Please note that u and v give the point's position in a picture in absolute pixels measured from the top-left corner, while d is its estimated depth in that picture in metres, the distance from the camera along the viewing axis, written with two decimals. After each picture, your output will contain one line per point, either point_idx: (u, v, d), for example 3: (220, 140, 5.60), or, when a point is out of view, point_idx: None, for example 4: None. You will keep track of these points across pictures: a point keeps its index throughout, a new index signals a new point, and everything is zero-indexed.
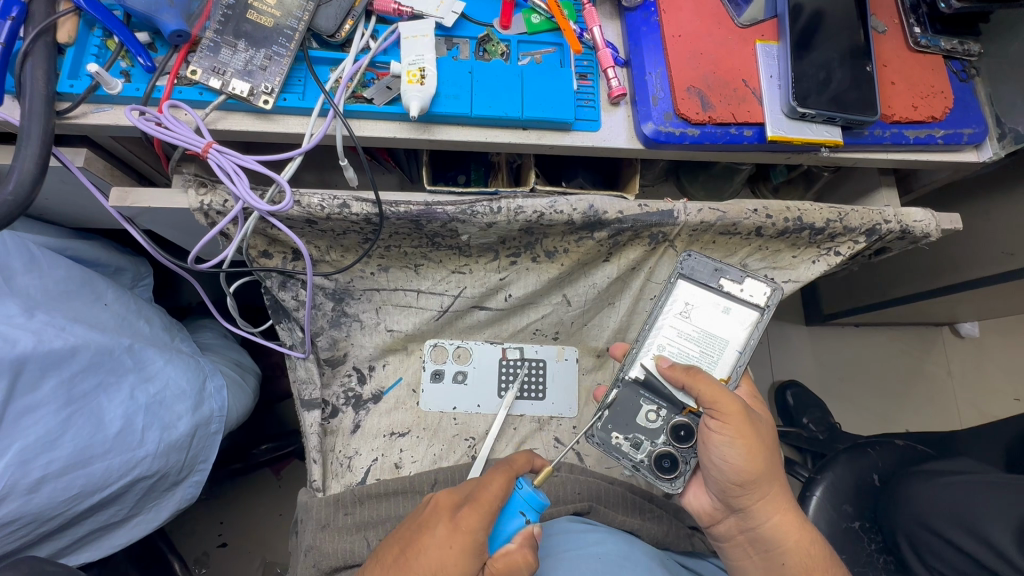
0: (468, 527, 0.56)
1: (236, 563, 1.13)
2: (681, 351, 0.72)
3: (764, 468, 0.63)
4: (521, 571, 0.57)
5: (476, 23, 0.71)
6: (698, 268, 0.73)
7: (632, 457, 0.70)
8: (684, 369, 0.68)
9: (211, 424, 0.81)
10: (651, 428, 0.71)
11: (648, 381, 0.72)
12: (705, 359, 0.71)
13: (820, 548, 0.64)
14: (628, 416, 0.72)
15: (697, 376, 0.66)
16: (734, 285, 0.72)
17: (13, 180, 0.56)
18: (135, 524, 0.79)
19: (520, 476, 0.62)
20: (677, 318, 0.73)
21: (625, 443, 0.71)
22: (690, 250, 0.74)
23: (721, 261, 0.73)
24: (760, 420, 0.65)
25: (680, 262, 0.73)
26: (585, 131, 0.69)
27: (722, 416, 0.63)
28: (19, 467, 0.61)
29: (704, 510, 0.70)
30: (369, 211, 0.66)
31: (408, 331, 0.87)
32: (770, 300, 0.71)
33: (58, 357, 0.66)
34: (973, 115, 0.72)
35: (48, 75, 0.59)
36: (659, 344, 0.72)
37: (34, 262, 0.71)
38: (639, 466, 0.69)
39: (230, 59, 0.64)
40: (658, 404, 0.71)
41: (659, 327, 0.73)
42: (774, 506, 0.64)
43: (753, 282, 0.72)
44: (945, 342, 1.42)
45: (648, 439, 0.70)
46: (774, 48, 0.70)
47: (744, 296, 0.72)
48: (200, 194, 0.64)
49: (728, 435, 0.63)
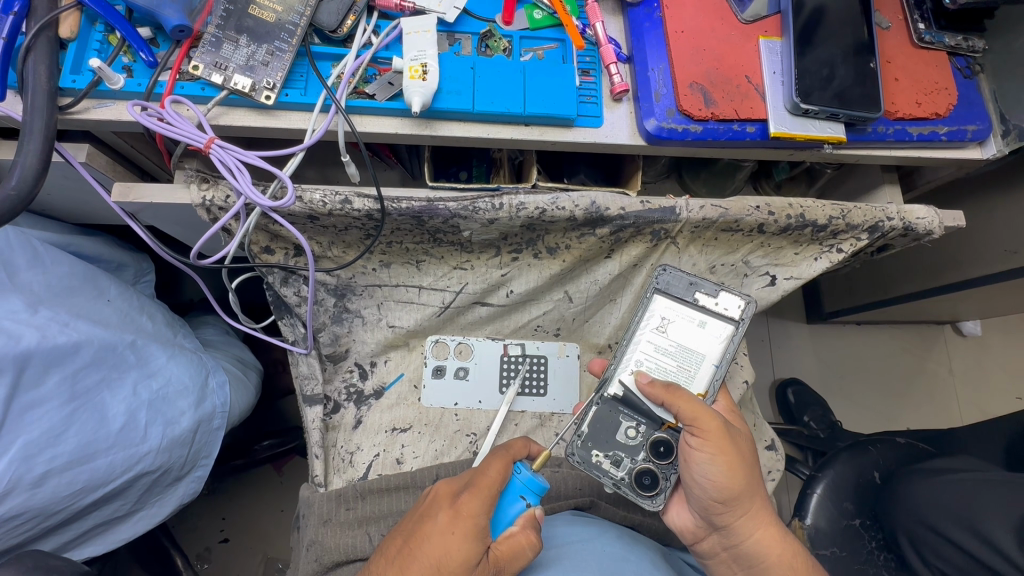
0: (469, 512, 0.57)
1: (238, 557, 1.14)
2: (659, 366, 0.72)
3: (746, 484, 0.63)
4: (525, 553, 0.58)
5: (478, 19, 0.70)
6: (674, 281, 0.73)
7: (613, 475, 0.69)
8: (664, 386, 0.67)
9: (213, 420, 0.81)
10: (631, 445, 0.70)
11: (626, 397, 0.72)
12: (683, 374, 0.72)
13: (803, 561, 0.64)
14: (608, 433, 0.71)
15: (675, 394, 0.65)
16: (710, 299, 0.72)
17: (16, 174, 0.56)
18: (138, 518, 0.79)
19: (518, 459, 0.64)
20: (654, 332, 0.73)
21: (605, 461, 0.70)
22: (665, 263, 0.74)
23: (696, 275, 0.74)
24: (739, 435, 0.65)
25: (656, 276, 0.74)
26: (588, 127, 0.69)
27: (702, 433, 0.62)
28: (23, 462, 0.62)
29: (688, 528, 0.70)
30: (371, 207, 0.66)
31: (409, 328, 0.87)
32: (744, 313, 0.72)
33: (61, 353, 0.66)
34: (978, 111, 0.72)
35: (50, 70, 0.59)
36: (636, 360, 0.73)
37: (37, 258, 0.71)
38: (620, 485, 0.69)
39: (232, 54, 0.64)
40: (636, 420, 0.71)
41: (636, 342, 0.73)
42: (757, 522, 0.64)
43: (728, 295, 0.72)
44: (947, 341, 1.42)
45: (628, 456, 0.70)
46: (778, 44, 0.69)
47: (719, 310, 0.72)
48: (203, 190, 0.64)
49: (709, 452, 0.62)
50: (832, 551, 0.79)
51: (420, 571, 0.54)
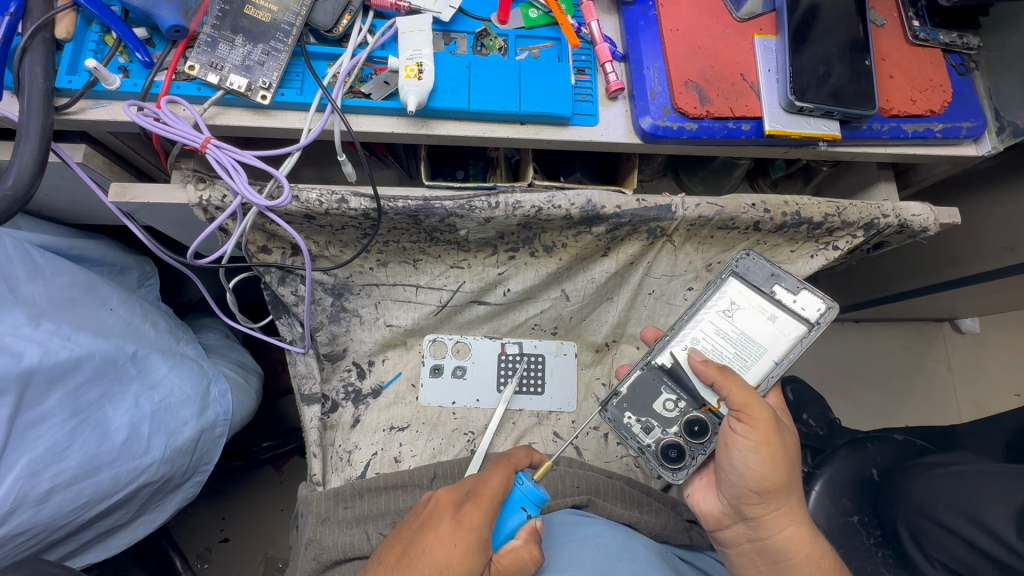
0: (472, 524, 0.57)
1: (239, 557, 1.14)
2: (716, 348, 0.72)
3: (786, 480, 0.62)
4: (528, 567, 0.58)
5: (473, 17, 0.70)
6: (754, 269, 0.72)
7: (640, 439, 0.72)
8: (718, 368, 0.67)
9: (216, 428, 0.82)
10: (666, 417, 0.72)
11: (673, 369, 0.72)
12: (738, 362, 0.71)
13: (830, 561, 0.63)
14: (647, 400, 0.73)
15: (729, 378, 0.65)
16: (789, 295, 0.70)
17: (12, 174, 0.56)
18: (139, 524, 0.80)
19: (519, 470, 0.64)
20: (719, 315, 0.72)
21: (636, 425, 0.73)
22: (749, 250, 0.73)
23: (779, 268, 0.72)
24: (787, 432, 0.64)
25: (736, 260, 0.73)
26: (583, 125, 0.69)
27: (750, 421, 0.62)
28: (27, 479, 0.62)
29: (712, 513, 0.70)
30: (368, 206, 0.66)
31: (407, 327, 0.87)
32: (822, 317, 0.68)
33: (64, 368, 0.65)
34: (972, 108, 0.72)
35: (46, 71, 0.59)
36: (692, 338, 0.73)
37: (37, 271, 0.70)
38: (645, 450, 0.72)
39: (227, 54, 0.64)
40: (678, 394, 0.72)
41: (697, 320, 0.73)
42: (788, 519, 0.63)
43: (809, 296, 0.70)
44: (945, 339, 1.42)
45: (660, 426, 0.72)
46: (772, 42, 0.70)
47: (796, 309, 0.70)
48: (199, 190, 0.64)
49: (754, 440, 0.62)
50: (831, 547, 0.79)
51: None
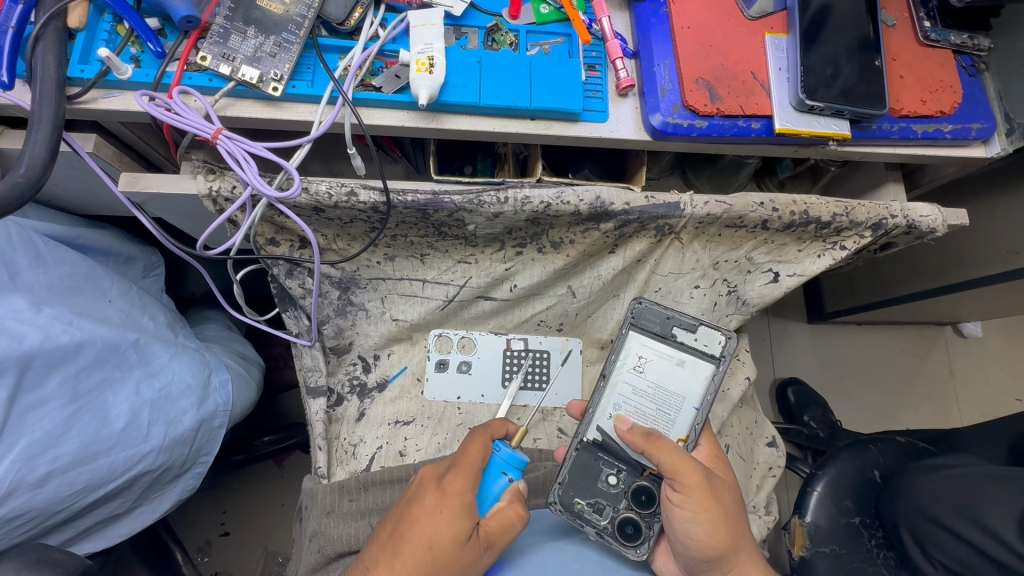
0: (455, 491, 0.57)
1: (240, 550, 1.14)
2: (638, 410, 0.71)
3: (730, 543, 0.61)
4: (515, 526, 0.59)
5: (484, 13, 0.70)
6: (649, 317, 0.74)
7: (595, 523, 0.67)
8: (644, 434, 0.65)
9: (215, 419, 0.81)
10: (612, 492, 0.68)
11: (606, 443, 0.70)
12: (663, 418, 0.71)
13: None
14: (589, 480, 0.69)
15: (657, 445, 0.63)
16: (688, 336, 0.73)
17: (25, 162, 0.56)
18: (140, 514, 0.80)
19: (496, 438, 0.64)
20: (632, 372, 0.72)
21: (588, 509, 0.68)
22: (641, 299, 0.75)
23: (672, 309, 0.74)
24: (723, 488, 0.63)
25: (631, 313, 0.74)
26: (593, 121, 0.69)
27: (684, 488, 0.61)
28: (24, 463, 0.62)
29: None
30: (377, 199, 0.66)
31: (413, 321, 0.87)
32: (724, 349, 0.72)
33: (63, 353, 0.66)
34: (982, 110, 0.72)
35: (59, 59, 0.59)
36: (615, 404, 0.72)
37: (39, 258, 0.70)
38: (603, 534, 0.67)
39: (240, 46, 0.64)
40: (617, 467, 0.69)
41: (614, 383, 0.72)
42: None
43: (707, 331, 0.72)
44: (948, 342, 1.42)
45: (610, 504, 0.68)
46: (783, 41, 0.70)
47: (699, 347, 0.72)
48: (209, 181, 0.64)
49: (690, 509, 0.60)
50: (832, 548, 0.79)
51: (414, 551, 0.55)
